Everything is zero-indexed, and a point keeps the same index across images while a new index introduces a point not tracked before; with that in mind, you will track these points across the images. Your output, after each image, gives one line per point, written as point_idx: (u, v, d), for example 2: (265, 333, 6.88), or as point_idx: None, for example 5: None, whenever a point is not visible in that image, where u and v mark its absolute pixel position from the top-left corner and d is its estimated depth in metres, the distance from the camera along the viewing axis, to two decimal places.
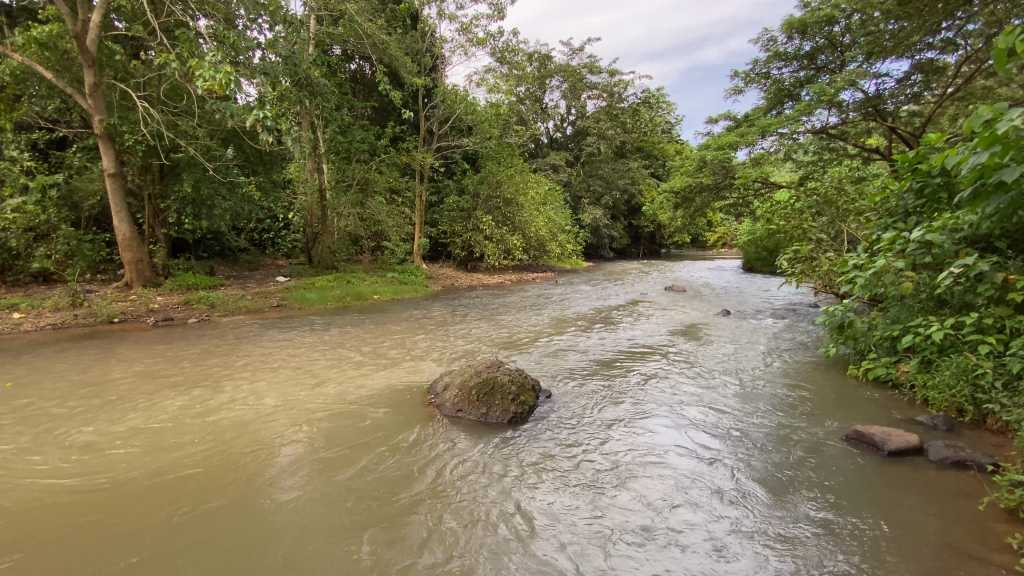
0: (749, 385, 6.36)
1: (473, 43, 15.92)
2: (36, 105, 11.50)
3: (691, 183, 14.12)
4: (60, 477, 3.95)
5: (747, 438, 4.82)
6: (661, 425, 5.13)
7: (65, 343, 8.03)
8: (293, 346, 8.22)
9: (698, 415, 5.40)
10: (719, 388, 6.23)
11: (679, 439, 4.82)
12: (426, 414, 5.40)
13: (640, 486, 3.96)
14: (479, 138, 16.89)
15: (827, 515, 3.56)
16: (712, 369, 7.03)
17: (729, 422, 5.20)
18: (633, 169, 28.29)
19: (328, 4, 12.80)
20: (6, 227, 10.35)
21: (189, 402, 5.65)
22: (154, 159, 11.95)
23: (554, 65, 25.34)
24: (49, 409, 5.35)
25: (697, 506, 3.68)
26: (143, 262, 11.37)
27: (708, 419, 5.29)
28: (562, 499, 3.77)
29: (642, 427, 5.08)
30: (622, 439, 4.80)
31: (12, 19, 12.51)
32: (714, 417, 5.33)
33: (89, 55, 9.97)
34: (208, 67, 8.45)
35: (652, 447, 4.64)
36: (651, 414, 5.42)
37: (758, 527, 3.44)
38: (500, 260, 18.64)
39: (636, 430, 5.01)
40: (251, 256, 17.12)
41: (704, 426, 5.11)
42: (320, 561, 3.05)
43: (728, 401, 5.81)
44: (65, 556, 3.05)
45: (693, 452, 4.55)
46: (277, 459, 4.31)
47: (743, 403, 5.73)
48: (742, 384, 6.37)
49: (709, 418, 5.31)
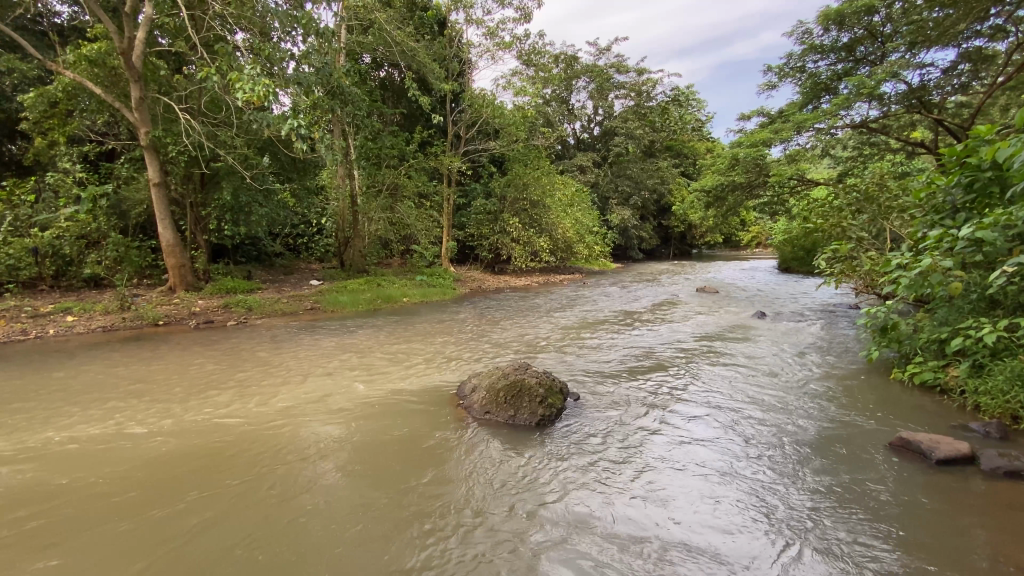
0: (789, 395, 5.96)
1: (500, 47, 16.01)
2: (86, 118, 11.70)
3: (723, 182, 13.88)
4: (111, 469, 4.19)
5: (788, 461, 4.34)
6: (690, 433, 4.96)
7: (115, 344, 8.47)
8: (327, 347, 8.46)
9: (732, 433, 4.95)
10: (758, 400, 5.79)
11: (711, 463, 4.35)
12: (455, 415, 5.44)
13: (665, 497, 3.81)
14: (505, 141, 16.94)
15: (844, 521, 3.46)
16: (751, 377, 6.66)
17: (765, 442, 4.72)
18: (662, 168, 27.90)
19: (358, 14, 13.10)
20: (60, 235, 11.18)
21: (229, 402, 5.82)
22: (195, 169, 12.45)
23: (580, 65, 25.26)
24: (101, 407, 5.64)
25: (706, 508, 3.66)
26: (186, 267, 11.84)
27: (742, 438, 4.84)
28: (580, 532, 3.38)
29: (670, 448, 4.63)
30: (649, 462, 4.37)
31: (65, 38, 13.28)
32: (750, 435, 4.89)
33: (135, 71, 10.43)
34: (247, 80, 8.88)
35: (682, 472, 4.19)
36: (680, 432, 4.98)
37: (767, 531, 3.39)
38: (527, 262, 18.68)
39: (662, 451, 4.57)
40: (286, 260, 17.63)
41: (740, 447, 4.64)
42: (338, 549, 3.20)
43: (766, 415, 5.38)
44: (108, 536, 3.31)
45: (724, 479, 4.09)
46: (309, 459, 4.41)
47: (782, 418, 5.26)
48: (779, 395, 5.98)
49: (744, 436, 4.87)
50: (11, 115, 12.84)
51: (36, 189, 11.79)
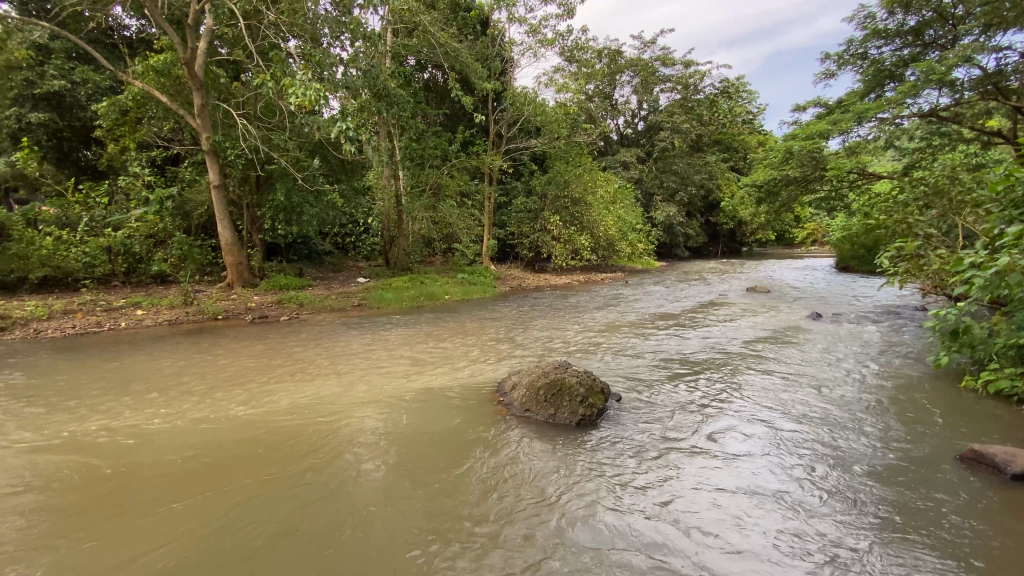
0: (847, 408, 5.49)
1: (542, 44, 15.93)
2: (154, 126, 12.56)
3: (775, 177, 13.30)
4: (169, 455, 4.46)
5: (846, 484, 3.96)
6: (738, 439, 4.78)
7: (179, 337, 9.05)
8: (372, 342, 8.71)
9: (782, 450, 4.55)
10: (814, 410, 5.44)
11: (757, 485, 3.99)
12: (495, 412, 5.47)
13: (709, 504, 3.70)
14: (547, 138, 16.84)
15: (905, 543, 3.24)
16: (804, 386, 6.21)
17: (820, 462, 4.30)
18: (711, 163, 26.97)
19: (403, 17, 13.37)
20: (132, 234, 12.11)
21: (280, 394, 6.09)
22: (251, 171, 13.09)
23: (624, 59, 24.85)
24: (164, 396, 6.03)
25: (752, 519, 3.52)
26: (243, 265, 12.50)
27: (794, 456, 4.43)
28: (611, 555, 3.16)
29: (711, 466, 4.29)
30: (689, 479, 4.06)
31: (135, 50, 14.25)
32: (803, 454, 4.47)
33: (197, 80, 11.07)
34: (299, 86, 9.27)
35: (725, 492, 3.86)
36: (723, 448, 4.62)
37: (818, 547, 3.22)
38: (568, 261, 18.53)
39: (703, 469, 4.24)
40: (335, 259, 18.27)
41: (791, 467, 4.24)
42: (367, 536, 3.33)
43: (821, 431, 4.93)
44: (160, 513, 3.57)
45: (772, 503, 3.73)
46: (354, 450, 4.56)
47: (840, 436, 4.80)
48: (836, 406, 5.52)
49: (795, 455, 4.46)
50: (85, 123, 13.93)
51: (109, 193, 12.77)
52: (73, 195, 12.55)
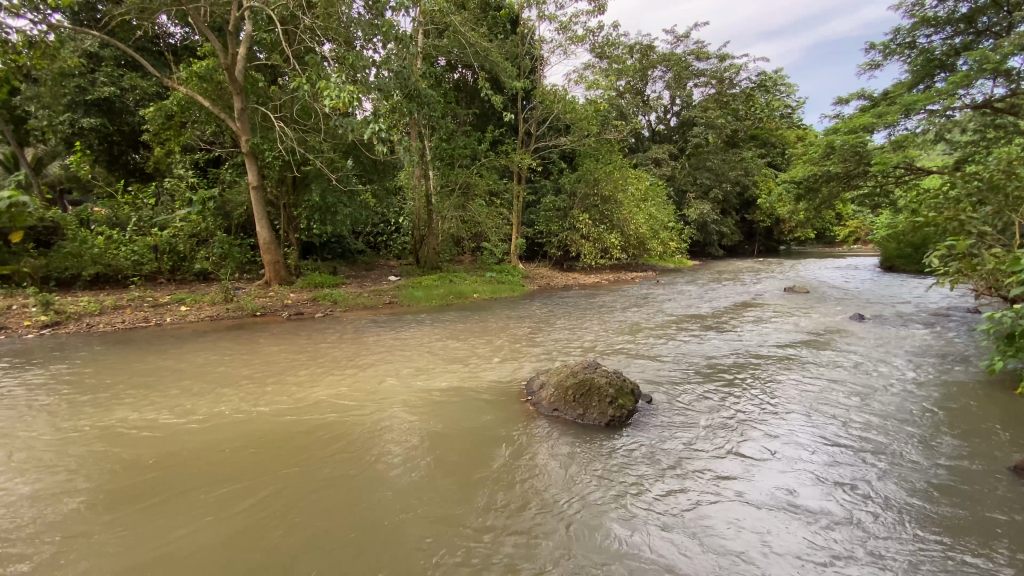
0: (890, 417, 5.21)
1: (573, 41, 15.82)
2: (197, 129, 13.10)
3: (815, 173, 12.82)
4: (207, 446, 4.64)
5: (887, 495, 3.79)
6: (772, 445, 4.63)
7: (219, 332, 9.42)
8: (402, 339, 8.85)
9: (818, 462, 4.31)
10: (855, 417, 5.22)
11: (792, 498, 3.78)
12: (524, 410, 5.48)
13: (739, 510, 3.60)
14: (577, 136, 16.71)
15: (950, 560, 3.07)
16: (843, 394, 5.91)
17: (860, 477, 4.06)
18: (747, 159, 26.22)
19: (434, 19, 13.48)
20: (176, 233, 12.67)
21: (313, 388, 6.26)
22: (288, 172, 13.49)
23: (656, 55, 24.41)
24: (204, 388, 6.29)
25: (784, 527, 3.41)
26: (280, 263, 12.90)
27: (831, 469, 4.20)
28: (635, 565, 3.05)
29: (742, 476, 4.09)
30: (718, 489, 3.88)
31: (179, 57, 14.88)
32: (841, 467, 4.23)
33: (237, 84, 11.47)
34: (334, 88, 9.50)
35: (756, 504, 3.67)
36: (754, 457, 4.42)
37: (854, 560, 3.09)
38: (597, 260, 18.36)
39: (733, 478, 4.04)
40: (367, 257, 18.66)
41: (828, 480, 4.01)
42: (389, 529, 3.40)
43: (862, 443, 4.66)
44: (195, 499, 3.74)
45: (807, 517, 3.52)
46: (385, 445, 4.64)
47: (881, 448, 4.54)
48: (879, 414, 5.28)
49: (833, 467, 4.22)
50: (134, 128, 14.64)
51: (156, 194, 13.40)
52: (122, 196, 13.21)
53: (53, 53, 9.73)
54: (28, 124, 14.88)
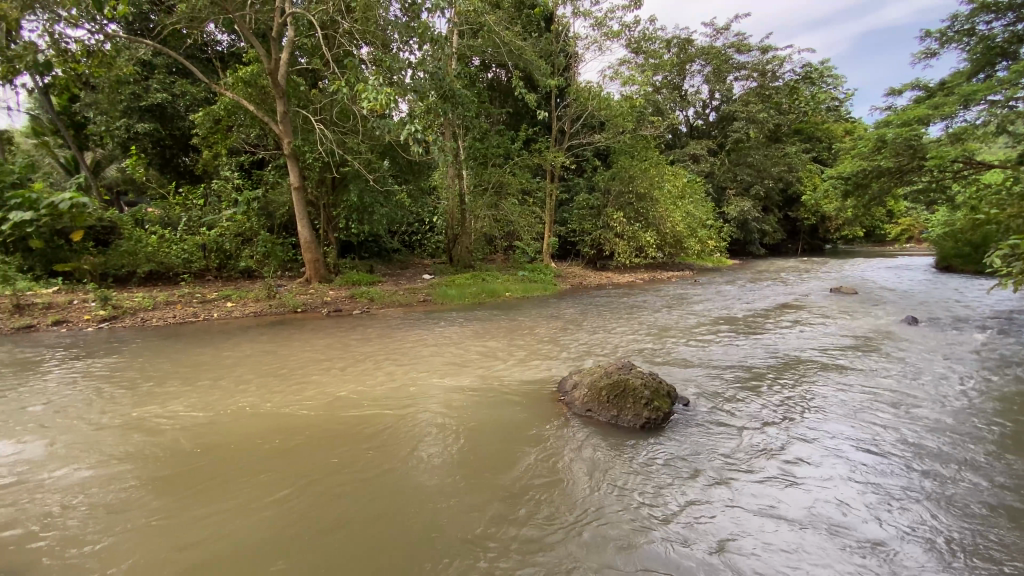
0: (945, 432, 4.89)
1: (608, 37, 15.62)
2: (242, 133, 13.65)
3: (864, 168, 12.22)
4: (247, 437, 4.84)
5: (937, 517, 3.57)
6: (814, 457, 4.44)
7: (262, 328, 9.80)
8: (435, 337, 8.98)
9: (858, 479, 4.08)
10: (905, 430, 4.94)
11: (829, 517, 3.58)
12: (556, 410, 5.46)
13: (773, 525, 3.48)
14: (612, 133, 16.49)
15: None
16: (888, 405, 5.59)
17: (908, 495, 3.84)
18: (790, 154, 25.25)
19: (469, 19, 13.55)
20: (223, 233, 13.25)
21: (349, 384, 6.42)
22: (328, 173, 13.89)
23: (695, 48, 23.81)
24: (247, 382, 6.55)
25: (821, 546, 3.26)
26: (320, 262, 13.30)
27: (872, 487, 3.96)
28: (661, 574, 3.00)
29: (775, 488, 3.95)
30: (749, 504, 3.72)
31: (226, 63, 15.53)
32: (884, 483, 4.02)
33: (280, 88, 11.88)
34: (372, 91, 9.72)
35: (790, 522, 3.50)
36: (789, 470, 4.22)
37: None
38: (632, 258, 18.08)
39: (766, 493, 3.87)
40: (403, 256, 19.03)
41: (869, 500, 3.79)
42: (416, 523, 3.48)
43: (908, 459, 4.39)
44: (235, 486, 3.95)
45: (844, 539, 3.33)
46: (418, 441, 4.73)
47: (930, 467, 4.26)
48: (932, 428, 4.97)
49: (875, 485, 3.99)
50: (185, 132, 15.38)
51: (205, 196, 14.05)
52: (174, 198, 13.93)
53: (110, 61, 10.32)
54: (90, 130, 15.87)
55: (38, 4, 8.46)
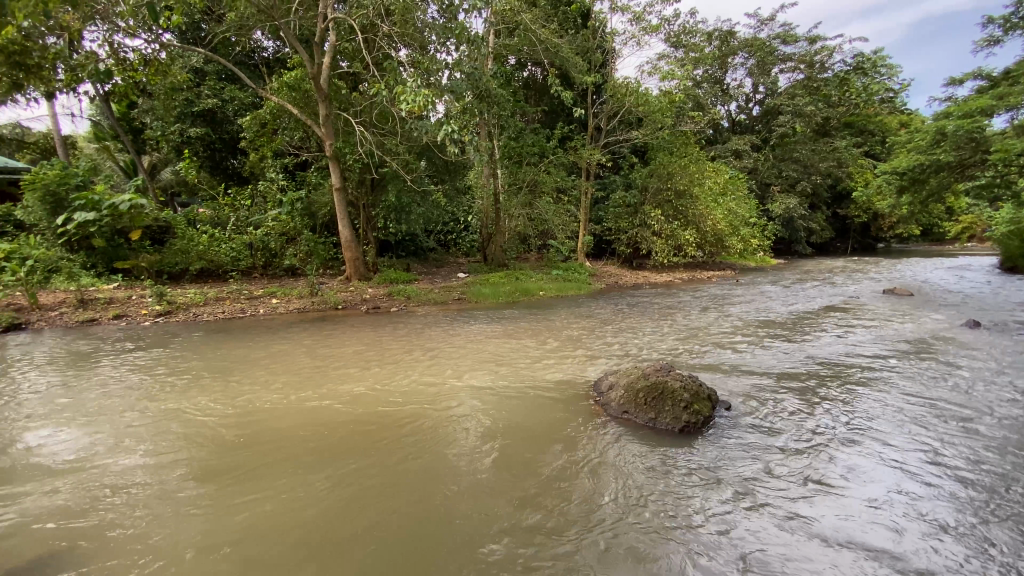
0: (1008, 450, 4.56)
1: (646, 31, 15.33)
2: (287, 136, 14.14)
3: (920, 162, 11.54)
4: (291, 429, 5.04)
5: (995, 545, 3.33)
6: (859, 471, 4.23)
7: (304, 324, 10.14)
8: (470, 335, 9.07)
9: (903, 497, 3.87)
10: (963, 447, 4.62)
11: (867, 537, 3.39)
12: (592, 411, 5.42)
13: (811, 541, 3.34)
14: (649, 129, 16.19)
15: None
16: (940, 417, 5.25)
17: (962, 518, 3.61)
18: (840, 149, 24.12)
19: (505, 18, 13.59)
20: (269, 232, 13.79)
21: (386, 380, 6.57)
22: (367, 174, 14.23)
23: (738, 40, 23.04)
24: (290, 376, 6.81)
25: (862, 566, 3.11)
26: (359, 260, 13.66)
27: (919, 508, 3.73)
28: None
29: (815, 501, 3.79)
30: (780, 519, 3.57)
31: (272, 69, 16.15)
32: (936, 504, 3.78)
33: (323, 92, 12.25)
34: (410, 93, 9.90)
35: (824, 540, 3.34)
36: (827, 484, 4.04)
37: None
38: (670, 258, 17.69)
39: (799, 508, 3.70)
40: (438, 254, 19.30)
41: (913, 521, 3.57)
42: (447, 519, 3.55)
43: (960, 479, 4.11)
44: (279, 475, 4.14)
45: (889, 560, 3.16)
46: (454, 437, 4.80)
47: (983, 488, 3.98)
48: (993, 446, 4.64)
49: (924, 505, 3.76)
50: (234, 136, 16.07)
51: (252, 196, 14.65)
52: (224, 198, 14.60)
53: (165, 69, 10.88)
54: (147, 135, 16.79)
55: (100, 16, 9.05)
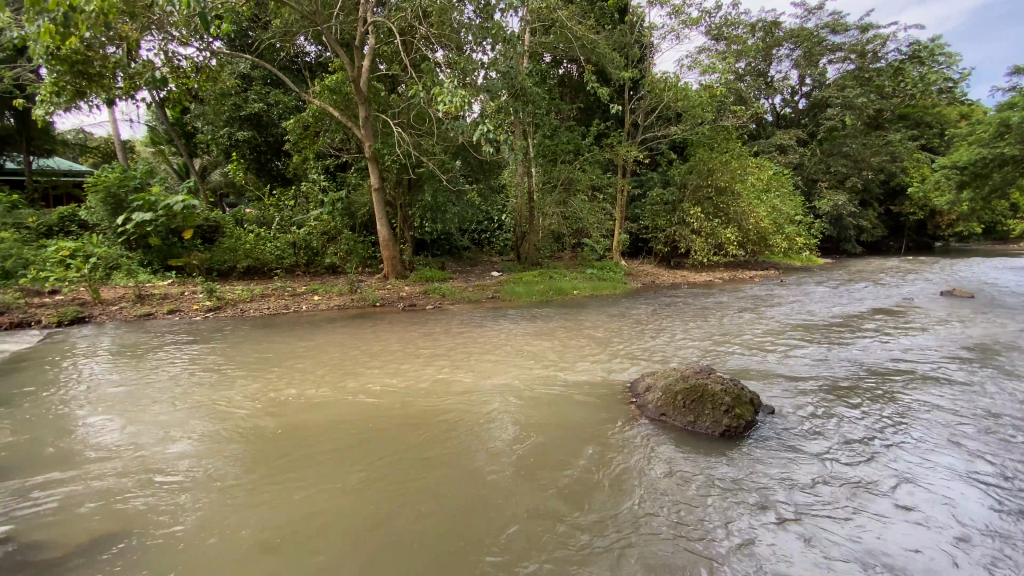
0: None
1: (686, 25, 14.96)
2: (328, 138, 14.54)
3: (983, 155, 10.83)
4: (331, 422, 5.19)
5: None
6: (908, 485, 4.01)
7: (343, 320, 10.42)
8: (504, 334, 9.10)
9: (956, 515, 3.64)
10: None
11: (915, 555, 3.21)
12: (628, 412, 5.34)
13: (852, 555, 3.19)
14: (689, 125, 15.80)
15: None
16: (1000, 433, 4.90)
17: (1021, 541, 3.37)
18: (894, 142, 22.89)
19: (542, 16, 13.55)
20: (311, 231, 14.24)
21: (422, 376, 6.68)
22: (405, 175, 14.49)
23: (783, 31, 22.18)
24: (329, 370, 7.01)
25: None
26: (397, 259, 13.93)
27: (971, 529, 3.49)
28: None
29: (858, 514, 3.62)
30: (813, 536, 3.37)
31: (314, 73, 16.66)
32: (993, 524, 3.54)
33: (362, 94, 12.53)
34: (446, 94, 10.00)
35: (860, 562, 3.13)
36: (872, 496, 3.84)
37: None
38: (710, 257, 17.21)
39: (841, 520, 3.54)
40: (473, 253, 19.46)
41: (962, 546, 3.30)
42: (477, 515, 3.58)
43: (1020, 506, 3.77)
44: (317, 464, 4.28)
45: None
46: (488, 435, 4.83)
47: None
48: None
49: (979, 525, 3.53)
50: (278, 138, 16.66)
51: (295, 197, 15.16)
52: (269, 199, 15.19)
53: (214, 76, 11.37)
54: (198, 139, 17.61)
55: (155, 27, 9.54)
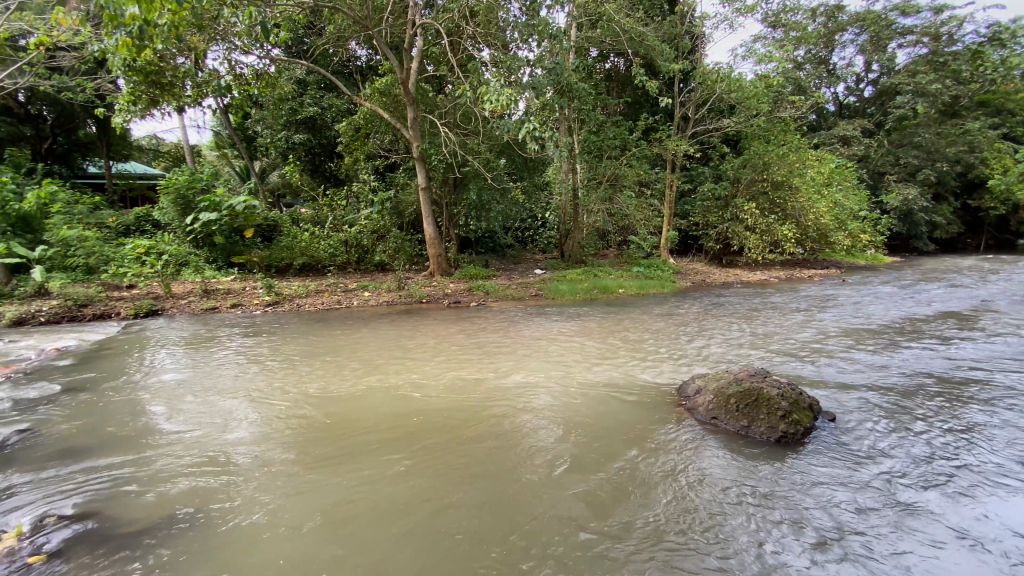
0: None
1: (741, 13, 14.35)
2: (377, 139, 14.96)
3: None
4: (380, 414, 5.35)
5: None
6: (981, 504, 3.72)
7: (390, 316, 10.72)
8: (548, 332, 9.09)
9: None
10: None
11: None
12: (676, 414, 5.21)
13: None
14: (742, 117, 15.15)
15: None
16: None
17: None
18: (973, 131, 21.12)
19: (589, 10, 13.38)
20: (361, 230, 14.70)
21: (467, 372, 6.78)
22: (451, 174, 14.70)
23: (847, 15, 20.91)
24: (378, 364, 7.23)
25: None
26: (442, 257, 14.15)
27: None
28: None
29: (924, 533, 3.39)
30: (874, 553, 3.18)
31: (365, 76, 17.18)
32: None
33: (410, 96, 12.79)
34: (493, 92, 10.03)
35: None
36: (941, 515, 3.58)
37: None
38: (765, 254, 16.46)
39: (905, 538, 3.32)
40: (516, 251, 19.48)
41: None
42: (519, 512, 3.61)
43: None
44: (365, 455, 4.43)
45: None
46: (533, 433, 4.84)
47: None
48: None
49: None
50: (331, 141, 17.28)
51: (346, 197, 15.68)
52: (323, 199, 15.79)
53: (273, 81, 11.92)
54: (257, 142, 18.50)
55: (220, 37, 10.09)
